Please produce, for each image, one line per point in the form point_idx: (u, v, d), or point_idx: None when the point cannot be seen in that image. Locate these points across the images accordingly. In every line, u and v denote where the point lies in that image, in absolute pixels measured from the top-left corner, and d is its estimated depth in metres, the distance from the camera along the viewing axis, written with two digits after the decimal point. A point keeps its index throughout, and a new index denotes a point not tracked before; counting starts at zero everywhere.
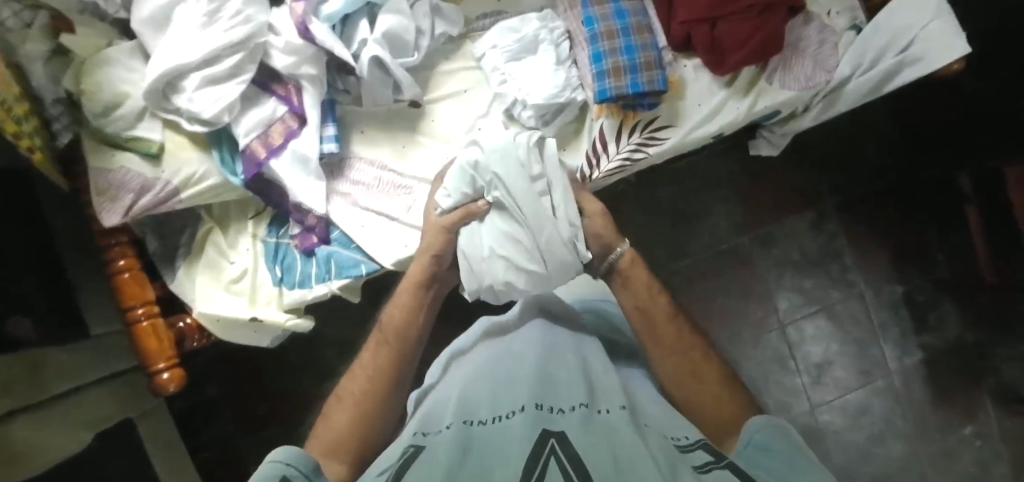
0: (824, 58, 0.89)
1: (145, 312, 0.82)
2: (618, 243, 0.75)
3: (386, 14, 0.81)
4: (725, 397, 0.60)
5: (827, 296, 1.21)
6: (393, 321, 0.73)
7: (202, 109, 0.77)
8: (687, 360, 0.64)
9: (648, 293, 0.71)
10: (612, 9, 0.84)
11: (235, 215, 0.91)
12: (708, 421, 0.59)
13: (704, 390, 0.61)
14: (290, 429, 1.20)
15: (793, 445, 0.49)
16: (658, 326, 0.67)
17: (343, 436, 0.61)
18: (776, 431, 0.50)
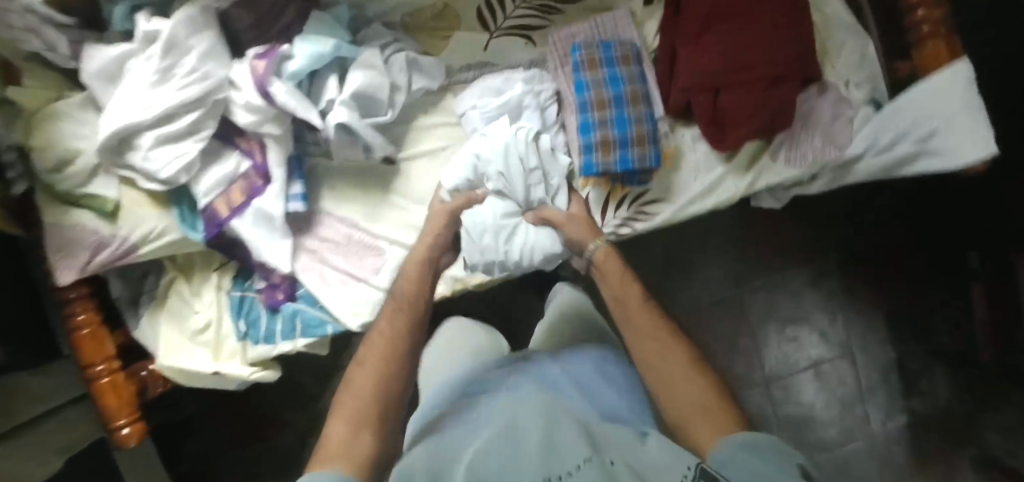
0: (837, 134, 0.81)
1: (105, 369, 0.80)
2: (596, 236, 0.69)
3: (356, 70, 0.74)
4: (705, 391, 0.52)
5: (817, 354, 1.16)
6: (397, 302, 0.64)
7: (160, 168, 0.73)
8: (663, 347, 0.56)
9: (621, 282, 0.64)
10: (606, 75, 0.77)
11: (199, 263, 0.89)
12: (690, 421, 0.50)
13: (679, 383, 0.53)
14: (251, 456, 1.18)
15: (792, 464, 0.42)
16: (632, 315, 0.60)
17: (362, 416, 0.52)
18: (770, 445, 0.43)
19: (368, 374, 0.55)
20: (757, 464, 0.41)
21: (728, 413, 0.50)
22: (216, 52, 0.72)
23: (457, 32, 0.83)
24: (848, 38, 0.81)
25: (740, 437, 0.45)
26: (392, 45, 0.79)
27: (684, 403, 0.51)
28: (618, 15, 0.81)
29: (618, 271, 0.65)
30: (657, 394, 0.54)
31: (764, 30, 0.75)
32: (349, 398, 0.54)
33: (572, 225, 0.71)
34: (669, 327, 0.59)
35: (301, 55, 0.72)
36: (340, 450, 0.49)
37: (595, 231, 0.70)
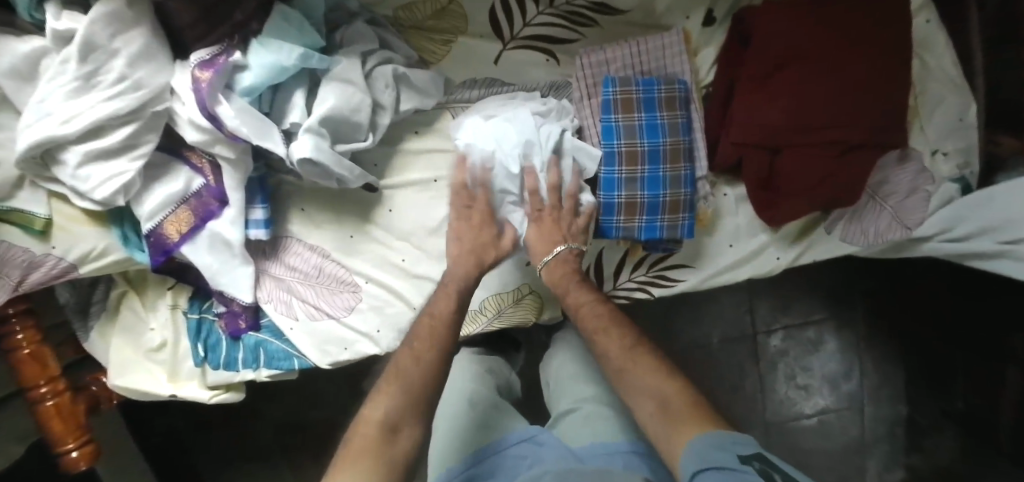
0: (908, 211, 0.67)
1: (51, 391, 0.73)
2: (555, 245, 0.62)
3: (331, 86, 0.61)
4: (668, 390, 0.51)
5: (830, 399, 1.04)
6: (437, 304, 0.58)
7: (92, 189, 0.61)
8: (619, 358, 0.55)
9: (564, 272, 0.62)
10: (643, 123, 0.63)
11: (152, 280, 0.79)
12: (652, 417, 0.50)
13: (639, 389, 0.53)
14: (209, 444, 1.11)
15: (736, 450, 0.43)
16: (588, 320, 0.59)
17: (399, 416, 0.50)
18: (719, 438, 0.45)
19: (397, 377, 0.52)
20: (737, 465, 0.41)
21: (695, 410, 0.49)
22: (151, 52, 0.60)
23: (461, 37, 0.68)
24: (947, 94, 0.65)
25: (702, 436, 0.46)
26: (376, 54, 0.65)
27: (649, 411, 0.51)
28: (668, 38, 0.65)
29: (572, 278, 0.63)
30: (629, 401, 0.54)
31: (844, 87, 0.59)
32: (382, 401, 0.51)
33: (537, 230, 0.62)
34: (622, 333, 0.57)
35: (257, 67, 0.58)
36: (369, 463, 0.46)
37: (548, 246, 0.62)
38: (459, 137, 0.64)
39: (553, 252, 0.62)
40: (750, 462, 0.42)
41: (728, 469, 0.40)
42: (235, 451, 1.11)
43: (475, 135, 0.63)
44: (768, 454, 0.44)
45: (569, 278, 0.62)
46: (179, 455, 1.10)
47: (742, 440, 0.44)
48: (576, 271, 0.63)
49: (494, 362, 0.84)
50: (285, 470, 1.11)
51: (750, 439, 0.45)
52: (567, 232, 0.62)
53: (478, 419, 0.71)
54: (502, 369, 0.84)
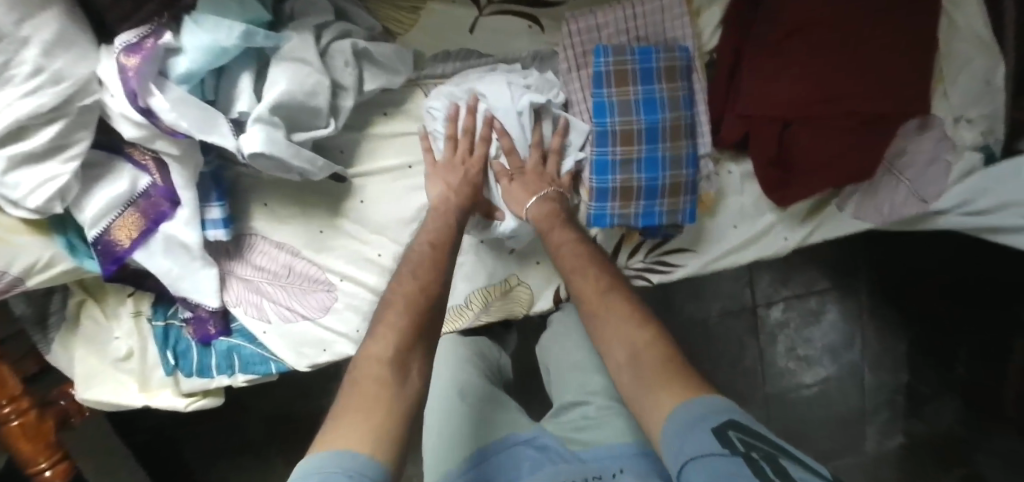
0: (925, 184, 0.62)
1: (14, 411, 0.68)
2: (540, 189, 0.59)
3: (283, 68, 0.53)
4: (647, 338, 0.47)
5: (832, 369, 1.02)
6: (433, 234, 0.55)
7: (24, 196, 0.54)
8: (596, 300, 0.52)
9: (550, 213, 0.58)
10: (640, 96, 0.56)
11: (111, 287, 0.72)
12: (632, 377, 0.45)
13: (618, 336, 0.48)
14: (197, 440, 1.08)
15: (710, 422, 0.36)
16: (566, 260, 0.55)
17: (410, 356, 0.44)
18: (700, 410, 0.38)
19: (404, 308, 0.47)
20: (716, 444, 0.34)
21: (670, 367, 0.43)
22: (69, 39, 0.52)
23: (428, 3, 0.60)
24: (974, 54, 0.58)
25: (686, 405, 0.39)
26: (332, 27, 0.57)
27: (622, 360, 0.46)
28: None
29: (558, 220, 0.58)
30: (603, 347, 0.50)
31: (863, 45, 0.53)
32: (387, 338, 0.45)
33: (519, 183, 0.59)
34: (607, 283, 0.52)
35: (193, 50, 0.50)
36: (383, 409, 0.40)
37: (533, 190, 0.59)
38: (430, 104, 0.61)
39: (538, 194, 0.58)
40: (727, 435, 0.35)
41: (707, 456, 0.33)
42: (224, 446, 1.08)
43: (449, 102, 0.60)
44: (744, 420, 0.37)
45: (553, 216, 0.58)
46: (164, 456, 1.07)
47: (711, 408, 0.38)
48: (561, 214, 0.59)
49: (483, 344, 0.78)
50: (277, 463, 1.09)
51: (723, 401, 0.39)
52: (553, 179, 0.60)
53: (473, 416, 0.67)
54: (491, 351, 0.79)
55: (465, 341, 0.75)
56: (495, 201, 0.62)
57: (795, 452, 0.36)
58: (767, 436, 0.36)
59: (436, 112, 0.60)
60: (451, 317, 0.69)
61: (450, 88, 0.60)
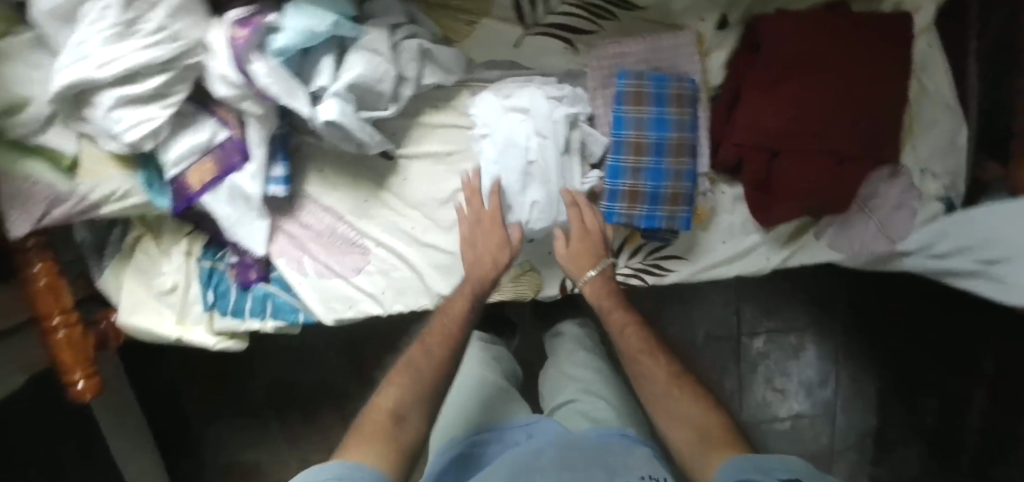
0: (893, 226, 0.71)
1: (62, 322, 0.77)
2: (598, 260, 0.68)
3: (357, 55, 0.64)
4: (702, 420, 0.53)
5: (806, 405, 1.08)
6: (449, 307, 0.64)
7: (122, 130, 0.65)
8: (658, 383, 0.58)
9: (607, 289, 0.68)
10: (651, 116, 0.66)
11: (169, 228, 0.82)
12: (689, 441, 0.51)
13: (674, 413, 0.54)
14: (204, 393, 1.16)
15: (771, 473, 0.41)
16: (629, 341, 0.63)
17: (407, 408, 0.53)
18: (760, 463, 0.43)
19: (406, 368, 0.57)
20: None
21: (727, 435, 0.50)
22: (189, 7, 0.64)
23: (485, 18, 0.69)
24: (938, 118, 0.68)
25: (752, 460, 0.44)
26: (404, 27, 0.67)
27: (681, 431, 0.52)
28: (683, 40, 0.67)
29: (614, 298, 0.68)
30: (657, 421, 0.56)
31: (840, 95, 0.64)
32: (391, 392, 0.54)
33: (577, 259, 0.67)
34: (666, 360, 0.61)
35: (290, 29, 0.61)
36: (382, 435, 0.49)
37: (592, 262, 0.68)
38: (474, 112, 0.67)
39: (598, 266, 0.67)
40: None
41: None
42: (228, 407, 1.19)
43: (488, 107, 0.66)
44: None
45: (607, 292, 0.67)
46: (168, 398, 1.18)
47: (782, 464, 0.42)
48: (613, 291, 0.68)
49: (501, 353, 0.86)
50: (273, 429, 1.20)
51: (796, 464, 0.42)
52: (605, 246, 0.68)
53: (478, 396, 0.74)
54: (509, 361, 0.87)
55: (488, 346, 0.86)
56: (525, 209, 0.66)
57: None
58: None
59: (478, 118, 0.67)
60: None
61: (496, 103, 0.66)
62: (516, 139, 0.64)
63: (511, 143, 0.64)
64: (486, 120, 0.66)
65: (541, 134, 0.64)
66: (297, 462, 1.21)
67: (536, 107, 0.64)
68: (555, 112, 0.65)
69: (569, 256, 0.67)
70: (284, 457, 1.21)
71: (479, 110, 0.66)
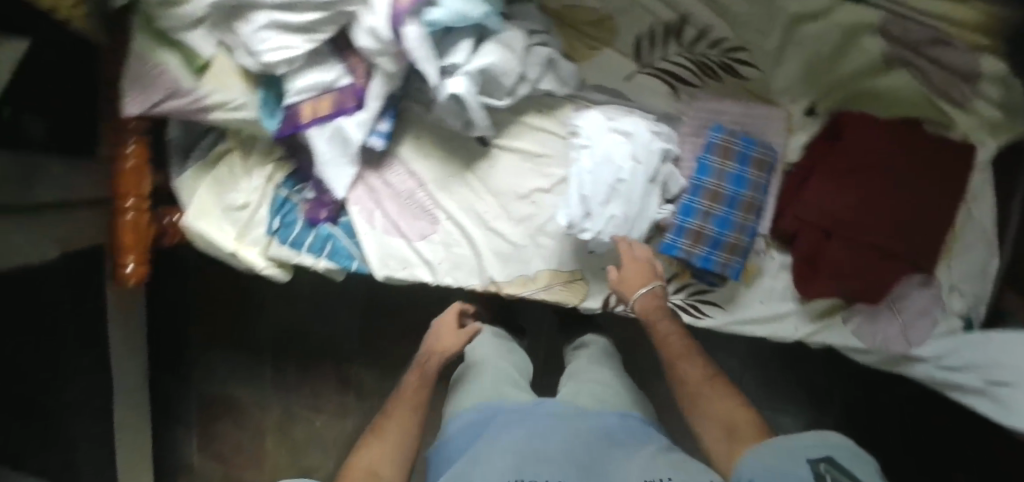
0: (913, 330, 0.77)
1: (134, 205, 0.81)
2: (648, 282, 0.73)
3: (492, 47, 0.71)
4: (734, 414, 0.57)
5: None
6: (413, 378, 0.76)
7: (263, 51, 0.71)
8: (694, 382, 0.63)
9: (655, 302, 0.73)
10: (732, 172, 0.73)
11: (259, 150, 0.87)
12: (717, 436, 0.56)
13: (706, 408, 0.59)
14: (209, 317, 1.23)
15: (801, 452, 0.45)
16: (670, 346, 0.68)
17: (380, 463, 0.62)
18: (794, 442, 0.47)
19: (382, 427, 0.67)
20: (794, 463, 0.45)
21: (756, 427, 0.54)
22: None
23: (607, 48, 0.77)
24: (975, 245, 0.75)
25: (785, 439, 0.48)
26: (539, 35, 0.74)
27: (714, 426, 0.57)
28: (774, 114, 0.76)
29: (663, 312, 0.72)
30: (691, 419, 0.61)
31: (899, 199, 0.71)
32: (366, 454, 0.64)
33: (628, 279, 0.73)
34: (705, 363, 0.65)
35: (447, 7, 0.68)
36: None
37: (641, 282, 0.73)
38: (579, 123, 0.74)
39: (648, 286, 0.73)
40: (818, 467, 0.43)
41: None
42: (230, 337, 1.23)
43: (593, 124, 0.73)
44: (841, 458, 0.45)
45: (657, 309, 0.72)
46: (172, 309, 1.23)
47: (815, 443, 0.46)
48: (663, 307, 0.73)
49: (512, 347, 0.94)
50: (265, 374, 1.22)
51: (829, 441, 0.46)
52: (656, 274, 0.74)
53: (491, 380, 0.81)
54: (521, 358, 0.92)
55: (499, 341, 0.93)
56: (604, 221, 0.71)
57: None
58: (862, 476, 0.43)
59: (582, 130, 0.73)
60: (515, 283, 0.83)
61: (601, 121, 0.73)
62: (612, 157, 0.71)
63: (604, 160, 0.71)
64: (588, 133, 0.73)
65: (635, 159, 0.70)
66: (277, 412, 1.23)
67: (638, 136, 0.71)
68: (651, 144, 0.71)
69: (624, 278, 0.73)
70: (269, 401, 1.23)
71: (584, 123, 0.73)
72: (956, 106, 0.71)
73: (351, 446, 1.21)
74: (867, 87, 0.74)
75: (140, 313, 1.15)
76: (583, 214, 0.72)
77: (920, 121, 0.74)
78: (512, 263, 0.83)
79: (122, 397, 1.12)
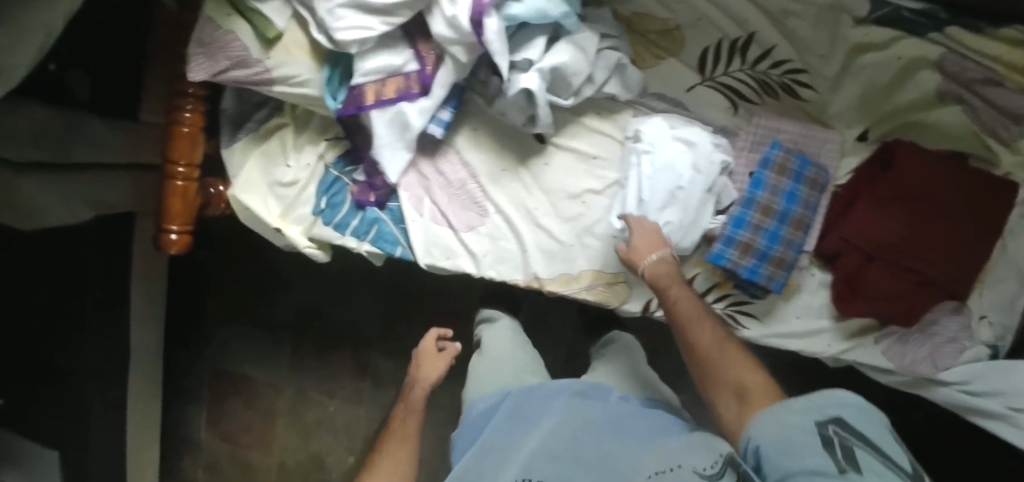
0: (940, 355, 0.79)
1: (184, 173, 0.80)
2: (658, 249, 0.70)
3: (565, 46, 0.72)
4: (747, 380, 0.55)
5: None
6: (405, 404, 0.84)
7: (338, 28, 0.71)
8: (705, 347, 0.61)
9: (665, 266, 0.69)
10: (786, 189, 0.74)
11: (314, 127, 0.87)
12: (730, 410, 0.55)
13: (718, 376, 0.58)
14: (231, 289, 1.25)
15: (810, 415, 0.46)
16: (680, 312, 0.65)
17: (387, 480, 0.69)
18: (802, 403, 0.48)
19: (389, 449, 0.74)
20: (804, 426, 0.46)
21: (771, 393, 0.53)
22: None
23: (673, 58, 0.79)
24: (1008, 277, 0.77)
25: (794, 401, 0.49)
26: (610, 39, 0.76)
27: (727, 397, 0.56)
28: (831, 136, 0.77)
29: (675, 277, 0.68)
30: (705, 389, 0.59)
31: (941, 228, 0.74)
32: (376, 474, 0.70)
33: (637, 249, 0.71)
34: (715, 326, 0.63)
35: (528, 4, 0.69)
36: None
37: (654, 249, 0.70)
38: (642, 129, 0.75)
39: (659, 253, 0.69)
40: (826, 428, 0.44)
41: (806, 450, 0.44)
42: (249, 314, 1.25)
43: (656, 131, 0.74)
44: (850, 418, 0.45)
45: (670, 276, 0.68)
46: (196, 276, 1.25)
47: (823, 404, 0.47)
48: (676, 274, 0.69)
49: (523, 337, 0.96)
50: (284, 351, 1.24)
51: (835, 399, 0.47)
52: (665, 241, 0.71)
53: (507, 370, 0.86)
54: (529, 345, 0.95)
55: (513, 330, 0.95)
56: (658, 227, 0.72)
57: (889, 451, 0.43)
58: (873, 435, 0.44)
59: (645, 136, 0.75)
60: (557, 280, 0.84)
61: (664, 128, 0.74)
62: (674, 165, 0.72)
63: (665, 166, 0.72)
64: (651, 139, 0.74)
65: (696, 169, 0.72)
66: (292, 391, 1.24)
67: (700, 147, 0.73)
68: (712, 157, 0.73)
69: (632, 248, 0.71)
70: (283, 379, 1.24)
71: (646, 130, 0.75)
72: (1002, 144, 0.74)
73: (362, 432, 1.21)
74: (919, 119, 0.77)
75: (162, 279, 1.15)
76: (639, 218, 0.74)
77: (963, 155, 0.78)
78: (557, 261, 0.84)
79: (137, 363, 1.12)
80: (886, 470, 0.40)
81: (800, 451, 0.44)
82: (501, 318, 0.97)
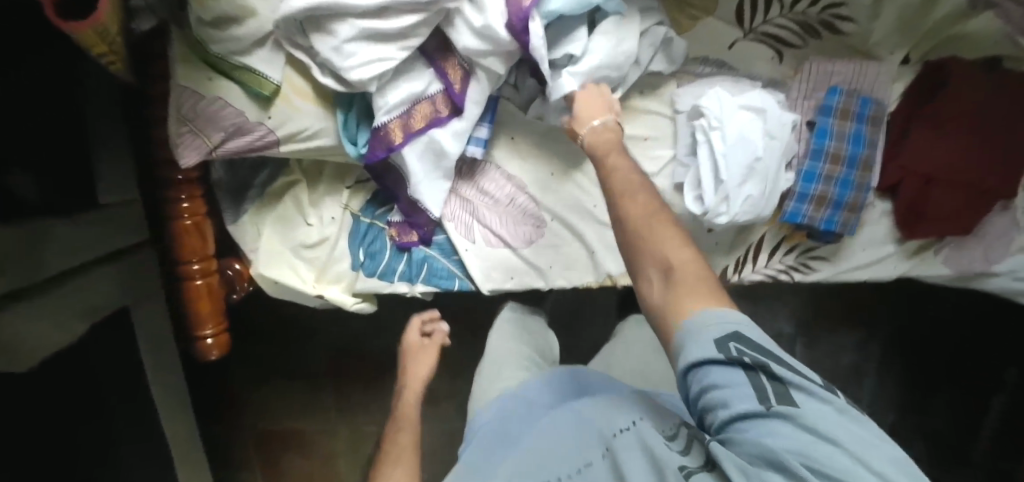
0: (992, 251, 0.83)
1: (202, 269, 0.69)
2: (600, 114, 0.63)
3: (611, 31, 0.64)
4: (678, 256, 0.46)
5: None
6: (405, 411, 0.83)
7: (351, 68, 0.59)
8: (638, 218, 0.49)
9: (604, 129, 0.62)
10: (851, 132, 0.74)
11: (329, 174, 0.76)
12: (656, 300, 0.46)
13: (652, 245, 0.47)
14: (253, 351, 1.14)
15: (708, 338, 0.39)
16: (614, 182, 0.54)
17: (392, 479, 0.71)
18: (708, 322, 0.40)
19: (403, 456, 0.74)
20: (722, 370, 0.38)
21: (706, 277, 0.44)
22: None
23: (709, 17, 0.73)
24: None
25: (715, 311, 0.41)
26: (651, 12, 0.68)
27: (652, 274, 0.46)
28: (883, 68, 0.75)
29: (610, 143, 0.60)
30: (628, 262, 0.50)
31: (992, 137, 0.75)
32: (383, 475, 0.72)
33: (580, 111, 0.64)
34: (647, 195, 0.51)
35: None
36: None
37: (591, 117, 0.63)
38: (703, 104, 0.70)
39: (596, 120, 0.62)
40: (732, 354, 0.38)
41: (740, 405, 0.36)
42: (279, 368, 1.15)
43: (721, 103, 0.69)
44: (747, 334, 0.39)
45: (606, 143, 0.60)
46: None
47: (719, 321, 0.40)
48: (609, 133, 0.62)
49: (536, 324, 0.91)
50: (327, 398, 1.16)
51: (728, 316, 0.40)
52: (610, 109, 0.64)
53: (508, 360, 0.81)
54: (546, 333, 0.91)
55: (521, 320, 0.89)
56: (742, 204, 0.70)
57: (789, 361, 0.39)
58: (768, 347, 0.39)
59: (708, 110, 0.70)
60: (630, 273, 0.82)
61: (724, 98, 0.70)
62: (749, 137, 0.68)
63: (738, 139, 0.68)
64: (718, 113, 0.69)
65: (770, 136, 0.69)
66: (347, 433, 1.17)
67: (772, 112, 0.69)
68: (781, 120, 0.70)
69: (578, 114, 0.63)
70: (333, 425, 1.17)
71: (709, 104, 0.70)
72: None
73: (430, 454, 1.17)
74: (956, 31, 0.75)
75: None
76: (718, 199, 0.70)
77: (999, 59, 0.77)
78: None
79: None
80: (812, 401, 0.35)
81: (737, 407, 0.36)
82: (509, 305, 0.92)
